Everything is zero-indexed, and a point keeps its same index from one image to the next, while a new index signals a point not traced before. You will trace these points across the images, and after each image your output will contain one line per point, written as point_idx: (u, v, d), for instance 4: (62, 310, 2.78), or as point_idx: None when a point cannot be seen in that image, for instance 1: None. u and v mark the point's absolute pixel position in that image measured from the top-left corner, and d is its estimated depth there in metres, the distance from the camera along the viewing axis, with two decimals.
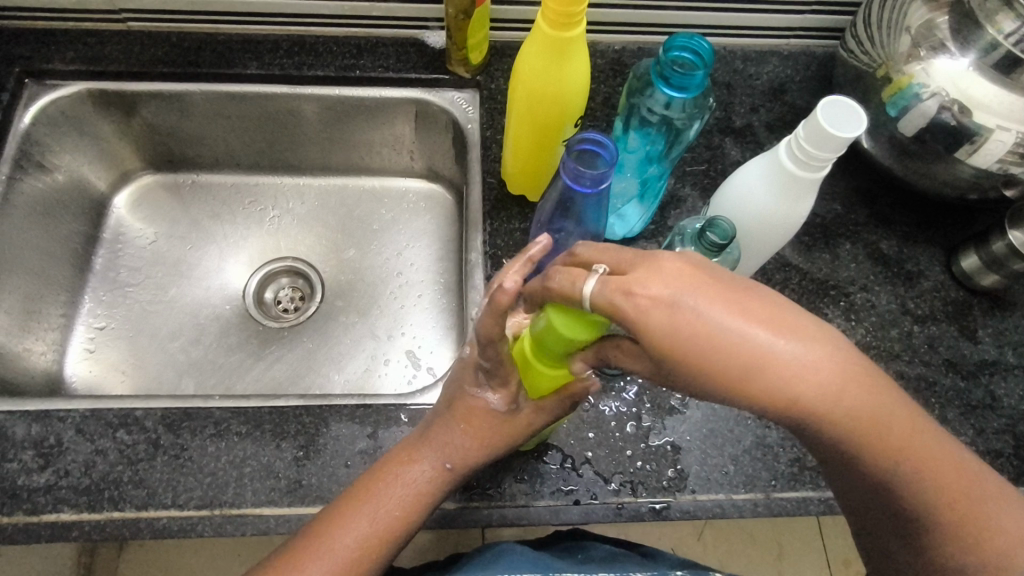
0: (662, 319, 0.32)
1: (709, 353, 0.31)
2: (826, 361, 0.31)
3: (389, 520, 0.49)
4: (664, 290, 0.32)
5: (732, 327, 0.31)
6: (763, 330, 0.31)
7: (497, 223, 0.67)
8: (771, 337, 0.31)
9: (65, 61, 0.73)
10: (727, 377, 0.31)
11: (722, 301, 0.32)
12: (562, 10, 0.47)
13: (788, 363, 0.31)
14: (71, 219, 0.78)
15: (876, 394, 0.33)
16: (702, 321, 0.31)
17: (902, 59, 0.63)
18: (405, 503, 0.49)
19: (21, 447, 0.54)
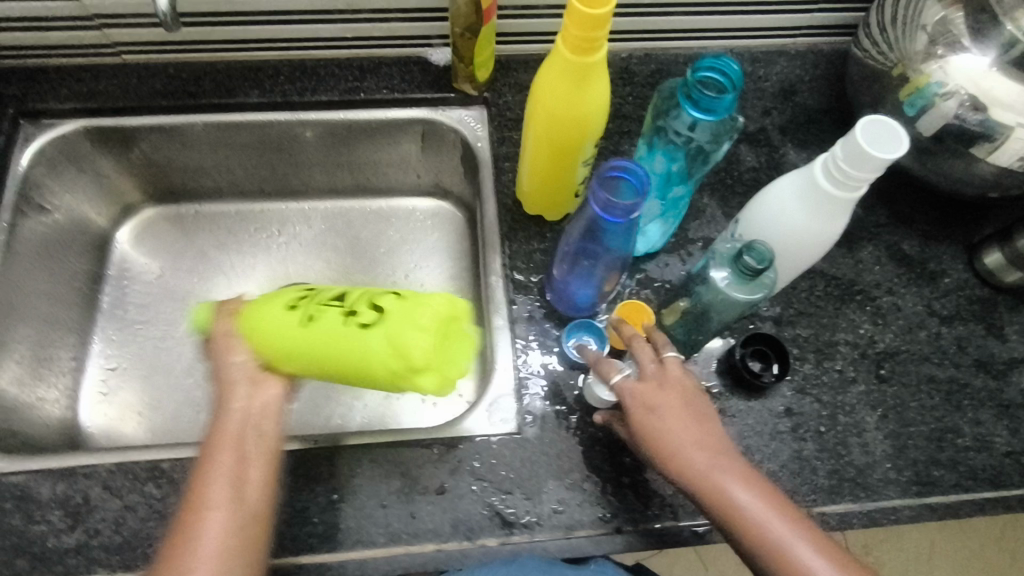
0: (662, 413, 0.49)
1: (670, 441, 0.48)
2: (699, 448, 0.48)
3: (254, 506, 0.46)
4: (670, 395, 0.50)
5: (662, 424, 0.49)
6: (699, 440, 0.48)
7: (516, 244, 0.66)
8: (678, 430, 0.48)
9: (60, 99, 0.70)
10: (657, 452, 0.49)
11: (671, 404, 0.49)
12: (584, 36, 0.45)
13: (708, 458, 0.47)
14: (75, 259, 0.76)
15: (803, 530, 0.45)
16: (685, 427, 0.48)
17: (919, 58, 0.61)
18: (243, 489, 0.46)
19: (48, 508, 0.52)
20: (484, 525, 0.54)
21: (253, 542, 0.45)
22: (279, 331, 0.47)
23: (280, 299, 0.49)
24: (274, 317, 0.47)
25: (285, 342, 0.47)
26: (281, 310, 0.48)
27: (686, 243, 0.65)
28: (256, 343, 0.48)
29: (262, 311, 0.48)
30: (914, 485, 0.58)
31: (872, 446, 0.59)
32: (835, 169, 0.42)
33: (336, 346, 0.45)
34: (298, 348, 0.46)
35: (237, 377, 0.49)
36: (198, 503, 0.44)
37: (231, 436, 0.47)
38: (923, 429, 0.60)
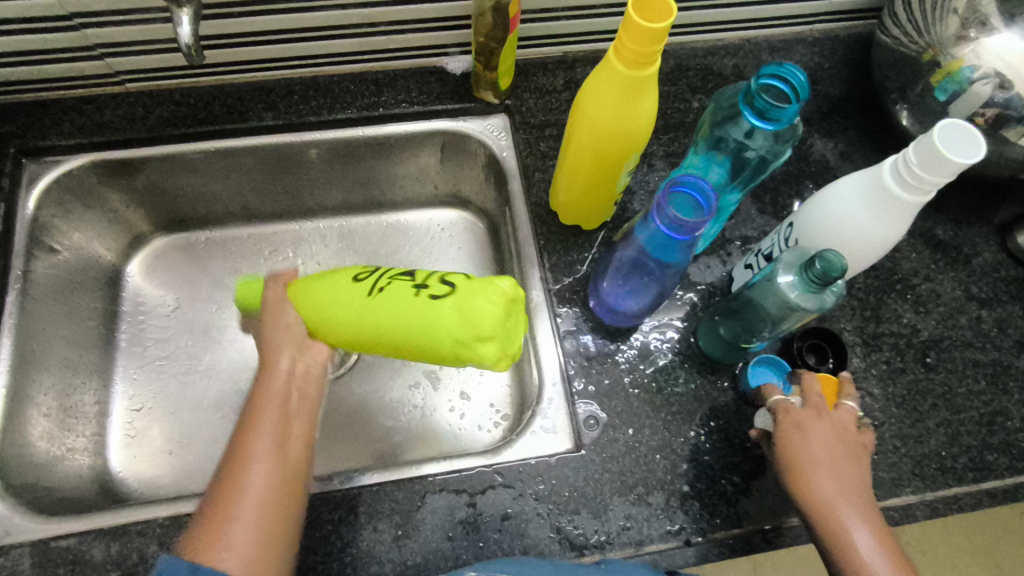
0: (812, 436, 0.51)
1: (801, 462, 0.50)
2: (840, 489, 0.49)
3: (289, 478, 0.45)
4: (818, 421, 0.51)
5: (814, 454, 0.50)
6: (848, 481, 0.49)
7: (555, 256, 0.65)
8: (827, 464, 0.49)
9: (63, 135, 0.67)
10: (794, 478, 0.50)
11: (831, 441, 0.50)
12: (641, 51, 0.44)
13: (835, 493, 0.48)
14: (88, 298, 0.73)
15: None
16: (837, 466, 0.50)
17: (952, 42, 0.60)
18: (289, 445, 0.47)
19: (104, 570, 0.50)
20: (553, 548, 0.53)
21: (289, 504, 0.45)
22: (343, 303, 0.50)
23: (365, 280, 0.51)
24: (347, 290, 0.51)
25: (371, 303, 0.49)
26: (357, 288, 0.51)
27: (724, 243, 0.65)
28: (322, 311, 0.51)
29: (330, 284, 0.51)
30: (970, 472, 0.58)
31: (927, 435, 0.59)
32: (901, 166, 0.42)
33: (414, 323, 0.48)
34: (368, 317, 0.49)
35: (281, 343, 0.51)
36: (246, 451, 0.45)
37: (276, 399, 0.48)
38: (973, 414, 0.60)
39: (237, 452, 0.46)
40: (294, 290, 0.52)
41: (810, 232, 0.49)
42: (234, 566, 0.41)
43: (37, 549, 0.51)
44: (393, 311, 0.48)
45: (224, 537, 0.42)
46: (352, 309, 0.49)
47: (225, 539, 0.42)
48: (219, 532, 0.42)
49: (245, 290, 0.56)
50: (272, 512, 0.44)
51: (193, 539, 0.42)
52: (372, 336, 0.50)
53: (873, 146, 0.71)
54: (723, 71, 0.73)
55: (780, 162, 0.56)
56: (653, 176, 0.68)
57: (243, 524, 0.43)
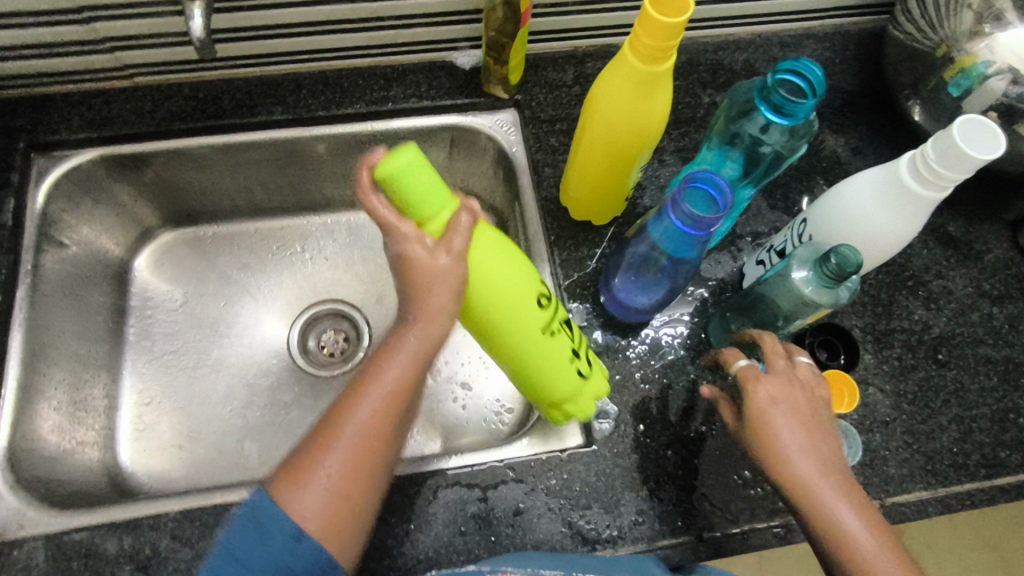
0: (775, 397, 0.48)
1: (773, 434, 0.46)
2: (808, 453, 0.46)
3: (382, 466, 0.44)
4: (787, 387, 0.48)
5: (777, 418, 0.47)
6: (813, 444, 0.46)
7: (565, 252, 0.64)
8: (792, 428, 0.47)
9: (72, 129, 0.67)
10: (761, 448, 0.47)
11: (793, 401, 0.48)
12: (657, 46, 0.43)
13: (812, 466, 0.46)
14: (97, 292, 0.73)
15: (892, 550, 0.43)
16: (802, 427, 0.47)
17: (965, 37, 0.60)
18: (391, 417, 0.44)
19: (117, 564, 0.50)
20: (565, 543, 0.53)
21: (376, 477, 0.44)
22: (524, 323, 0.46)
23: (528, 291, 0.46)
24: (524, 300, 0.46)
25: (501, 324, 0.46)
26: (533, 303, 0.46)
27: (735, 239, 0.65)
28: (473, 280, 0.45)
29: (488, 262, 0.45)
30: (981, 468, 0.58)
31: (939, 432, 0.59)
32: (919, 161, 0.42)
33: (548, 372, 0.49)
34: (523, 345, 0.47)
35: (429, 306, 0.44)
36: (356, 413, 0.43)
37: (404, 362, 0.45)
38: (985, 411, 0.60)
39: (343, 404, 0.44)
40: (477, 233, 0.46)
41: (826, 228, 0.49)
42: (312, 528, 0.41)
43: (51, 542, 0.51)
44: (525, 349, 0.47)
45: (307, 493, 0.41)
46: (507, 318, 0.46)
47: (307, 497, 0.41)
48: (307, 479, 0.42)
49: (391, 163, 0.41)
50: (358, 490, 0.43)
51: (280, 474, 0.42)
52: (495, 346, 0.48)
53: (885, 141, 0.70)
54: (733, 66, 0.73)
55: (794, 157, 0.55)
56: (663, 171, 0.67)
57: (331, 484, 0.42)
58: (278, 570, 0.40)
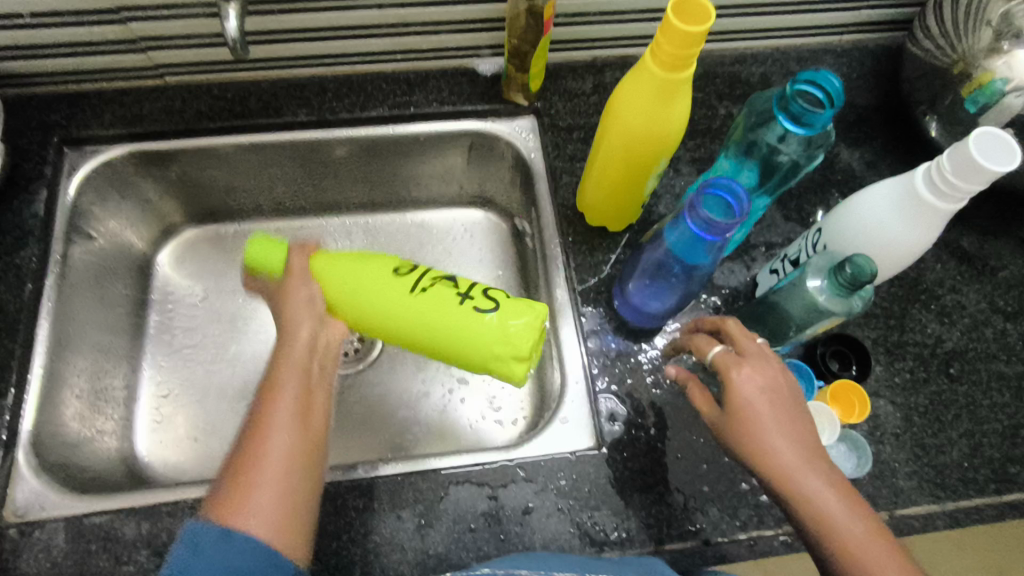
0: (754, 376, 0.47)
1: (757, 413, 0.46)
2: (789, 434, 0.46)
3: (306, 457, 0.45)
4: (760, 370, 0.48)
5: (756, 398, 0.47)
6: (793, 424, 0.46)
7: (580, 257, 0.65)
8: (771, 408, 0.46)
9: (104, 125, 0.69)
10: (740, 431, 0.46)
11: (772, 380, 0.48)
12: (679, 54, 0.44)
13: (793, 444, 0.45)
14: (120, 285, 0.75)
15: (875, 530, 0.42)
16: (780, 406, 0.46)
17: (983, 54, 0.60)
18: (311, 408, 0.48)
19: (135, 548, 0.51)
20: (573, 543, 0.54)
21: (308, 474, 0.45)
22: (373, 295, 0.52)
23: (415, 274, 0.53)
24: (384, 278, 0.53)
25: (417, 291, 0.52)
26: (388, 275, 0.53)
27: (749, 248, 0.65)
28: (330, 279, 0.53)
29: (334, 258, 0.55)
30: (992, 483, 0.58)
31: (950, 446, 0.59)
32: (935, 173, 0.43)
33: (439, 328, 0.51)
34: (399, 313, 0.52)
35: (303, 316, 0.52)
36: (265, 421, 0.45)
37: (292, 375, 0.48)
38: (996, 426, 0.60)
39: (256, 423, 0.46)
40: (316, 265, 0.54)
41: (839, 237, 0.50)
42: (262, 534, 0.41)
43: (72, 525, 0.52)
44: (442, 310, 0.51)
45: (248, 504, 0.42)
46: (399, 298, 0.52)
47: (249, 505, 0.42)
48: (244, 496, 0.42)
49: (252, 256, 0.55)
50: (294, 484, 0.44)
51: (216, 503, 0.42)
52: (391, 316, 0.52)
53: (900, 156, 0.71)
54: (750, 79, 0.74)
55: (809, 168, 0.56)
56: (679, 180, 0.68)
57: (266, 493, 0.43)
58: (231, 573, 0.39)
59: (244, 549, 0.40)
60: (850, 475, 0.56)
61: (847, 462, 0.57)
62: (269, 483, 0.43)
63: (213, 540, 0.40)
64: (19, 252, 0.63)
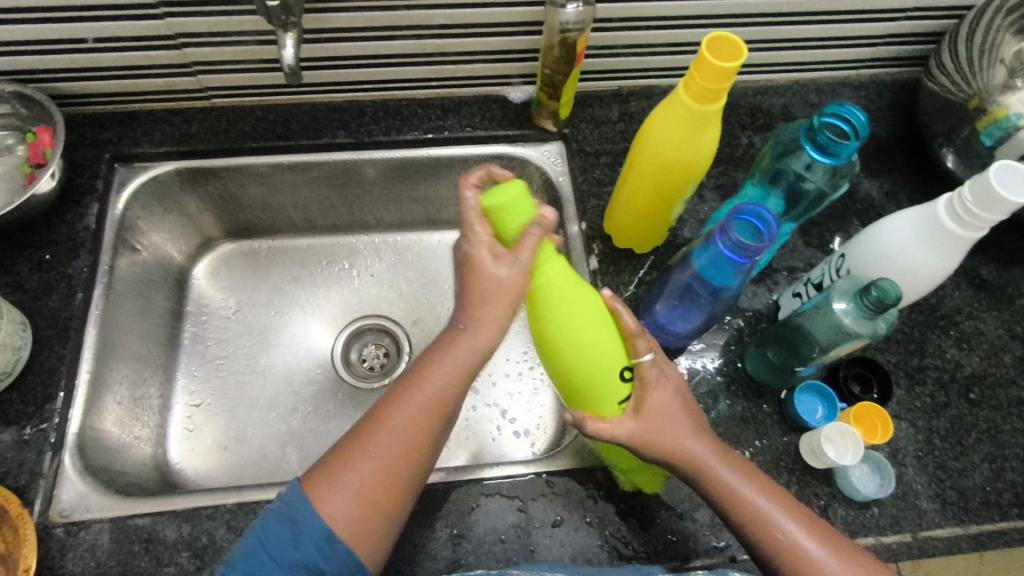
0: (658, 385, 0.51)
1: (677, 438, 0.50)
2: (691, 435, 0.50)
3: (399, 465, 0.48)
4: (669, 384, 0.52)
5: (658, 405, 0.50)
6: (689, 424, 0.51)
7: (607, 277, 0.67)
8: (671, 412, 0.51)
9: (153, 143, 0.72)
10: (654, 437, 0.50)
11: (668, 388, 0.51)
12: (712, 87, 0.47)
13: (713, 457, 0.50)
14: (160, 296, 0.77)
15: (779, 501, 0.50)
16: (678, 411, 0.51)
17: (998, 90, 0.62)
18: (429, 423, 0.49)
19: (176, 550, 0.53)
20: (601, 557, 0.55)
21: (401, 493, 0.48)
22: (580, 363, 0.51)
23: (613, 363, 0.51)
24: (602, 368, 0.50)
25: (595, 384, 0.51)
26: (612, 371, 0.51)
27: (771, 272, 0.67)
28: (549, 316, 0.51)
29: (571, 287, 0.51)
30: (1015, 507, 0.59)
31: (971, 469, 0.60)
32: (957, 200, 0.45)
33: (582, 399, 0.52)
34: (573, 383, 0.52)
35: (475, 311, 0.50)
36: (385, 408, 0.50)
37: (420, 389, 0.50)
38: (1018, 451, 0.61)
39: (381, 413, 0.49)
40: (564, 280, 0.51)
41: (863, 261, 0.52)
42: (337, 526, 0.46)
43: (116, 526, 0.54)
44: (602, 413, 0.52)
45: (335, 493, 0.47)
46: (580, 376, 0.51)
47: (334, 491, 0.47)
48: (334, 481, 0.47)
49: (493, 197, 0.47)
50: (381, 489, 0.47)
51: (316, 470, 0.48)
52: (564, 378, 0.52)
53: (917, 186, 0.73)
54: (771, 109, 0.77)
55: (834, 196, 0.58)
56: (703, 205, 0.70)
57: (355, 487, 0.47)
58: (305, 564, 0.45)
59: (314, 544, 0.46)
60: (873, 497, 0.57)
61: (869, 484, 0.58)
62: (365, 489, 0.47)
63: (308, 521, 0.46)
64: (71, 262, 0.66)
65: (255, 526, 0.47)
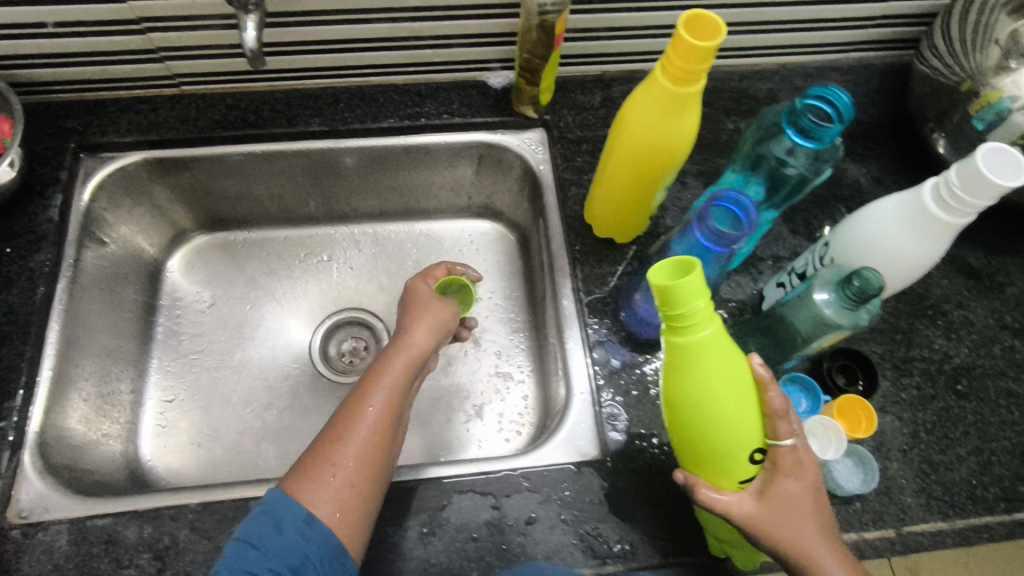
0: (789, 481, 0.46)
1: (801, 537, 0.46)
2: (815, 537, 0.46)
3: (378, 454, 0.51)
4: (809, 479, 0.47)
5: (790, 501, 0.46)
6: (817, 524, 0.47)
7: (587, 268, 0.66)
8: (801, 509, 0.46)
9: (120, 132, 0.70)
10: (775, 532, 0.46)
11: (803, 484, 0.47)
12: (686, 69, 0.45)
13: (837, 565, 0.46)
14: (130, 289, 0.75)
15: None
16: (807, 509, 0.46)
17: (991, 72, 0.60)
18: (394, 418, 0.54)
19: (136, 552, 0.51)
20: (577, 555, 0.53)
21: (374, 484, 0.50)
22: (702, 421, 0.46)
23: (745, 446, 0.46)
24: (726, 435, 0.45)
25: (721, 460, 0.47)
26: (734, 438, 0.46)
27: (755, 261, 0.65)
28: (683, 372, 0.45)
29: (728, 358, 0.44)
30: (1001, 502, 0.57)
31: (957, 463, 0.59)
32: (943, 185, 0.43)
33: (703, 454, 0.47)
34: (697, 436, 0.46)
35: (418, 322, 0.61)
36: (359, 402, 0.53)
37: (388, 386, 0.55)
38: (1005, 444, 0.60)
39: (353, 408, 0.53)
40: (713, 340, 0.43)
41: (845, 249, 0.50)
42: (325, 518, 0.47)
43: (75, 527, 0.52)
44: (716, 472, 0.48)
45: (321, 487, 0.48)
46: (705, 447, 0.47)
47: (322, 487, 0.48)
48: (320, 478, 0.48)
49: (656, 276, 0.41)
50: (362, 479, 0.49)
51: (294, 473, 0.49)
52: (684, 443, 0.48)
53: (905, 173, 0.71)
54: (757, 94, 0.75)
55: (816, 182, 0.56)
56: (686, 193, 0.68)
57: (340, 481, 0.49)
58: (291, 552, 0.45)
59: (300, 531, 0.46)
60: (856, 491, 0.56)
61: (851, 479, 0.56)
62: (346, 476, 0.49)
63: (293, 511, 0.47)
64: (33, 256, 0.64)
65: (238, 531, 0.47)
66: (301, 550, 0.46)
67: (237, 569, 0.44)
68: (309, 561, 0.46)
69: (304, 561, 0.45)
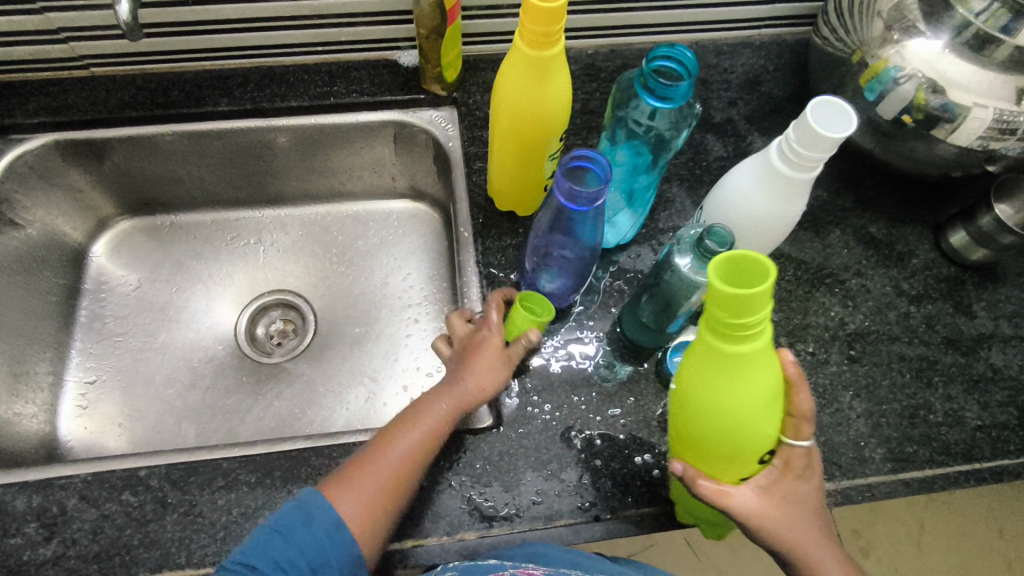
0: (794, 481, 0.47)
1: (799, 532, 0.46)
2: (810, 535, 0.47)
3: (412, 468, 0.51)
4: (810, 481, 0.47)
5: (791, 500, 0.46)
6: (815, 523, 0.47)
7: (490, 241, 0.66)
8: (801, 507, 0.47)
9: (27, 113, 0.71)
10: (774, 526, 0.46)
11: (808, 487, 0.47)
12: (540, 31, 0.46)
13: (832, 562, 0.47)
14: (49, 273, 0.76)
15: None
16: (808, 509, 0.47)
17: (876, 43, 0.61)
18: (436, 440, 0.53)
19: (24, 521, 0.52)
20: (464, 519, 0.54)
21: (399, 488, 0.51)
22: (721, 426, 0.43)
23: (761, 448, 0.45)
24: (742, 438, 0.43)
25: (735, 459, 0.45)
26: (749, 442, 0.44)
27: (656, 233, 0.66)
28: (714, 379, 0.41)
29: (768, 368, 0.41)
30: (888, 462, 0.58)
31: (846, 425, 0.59)
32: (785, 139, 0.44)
33: (708, 451, 0.45)
34: (708, 437, 0.44)
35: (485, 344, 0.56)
36: (411, 419, 0.53)
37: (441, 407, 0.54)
38: (895, 407, 0.61)
39: (401, 422, 0.53)
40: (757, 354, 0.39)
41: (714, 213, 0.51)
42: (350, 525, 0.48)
43: None
44: (718, 469, 0.46)
45: (350, 494, 0.49)
46: (717, 450, 0.44)
47: (352, 493, 0.49)
48: (354, 484, 0.50)
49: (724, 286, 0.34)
50: (389, 490, 0.50)
51: (334, 476, 0.51)
52: (688, 435, 0.46)
53: None
54: None
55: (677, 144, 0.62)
56: None
57: (370, 491, 0.50)
58: (321, 555, 0.47)
59: (331, 535, 0.47)
60: None
61: None
62: (374, 483, 0.50)
63: (323, 516, 0.48)
64: None
65: (268, 520, 0.48)
66: (324, 551, 0.47)
67: (262, 556, 0.45)
68: (328, 565, 0.47)
69: (326, 562, 0.47)
